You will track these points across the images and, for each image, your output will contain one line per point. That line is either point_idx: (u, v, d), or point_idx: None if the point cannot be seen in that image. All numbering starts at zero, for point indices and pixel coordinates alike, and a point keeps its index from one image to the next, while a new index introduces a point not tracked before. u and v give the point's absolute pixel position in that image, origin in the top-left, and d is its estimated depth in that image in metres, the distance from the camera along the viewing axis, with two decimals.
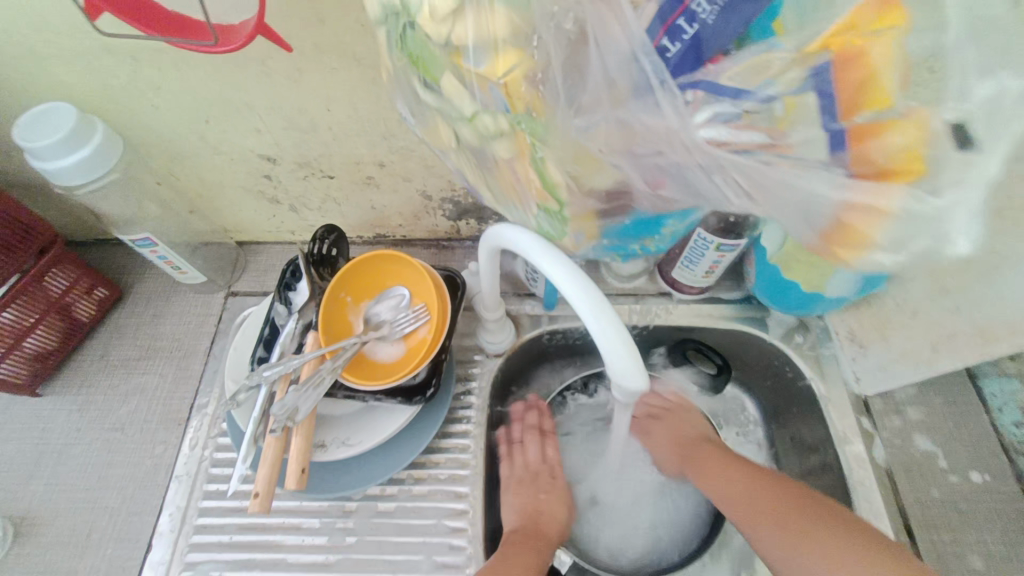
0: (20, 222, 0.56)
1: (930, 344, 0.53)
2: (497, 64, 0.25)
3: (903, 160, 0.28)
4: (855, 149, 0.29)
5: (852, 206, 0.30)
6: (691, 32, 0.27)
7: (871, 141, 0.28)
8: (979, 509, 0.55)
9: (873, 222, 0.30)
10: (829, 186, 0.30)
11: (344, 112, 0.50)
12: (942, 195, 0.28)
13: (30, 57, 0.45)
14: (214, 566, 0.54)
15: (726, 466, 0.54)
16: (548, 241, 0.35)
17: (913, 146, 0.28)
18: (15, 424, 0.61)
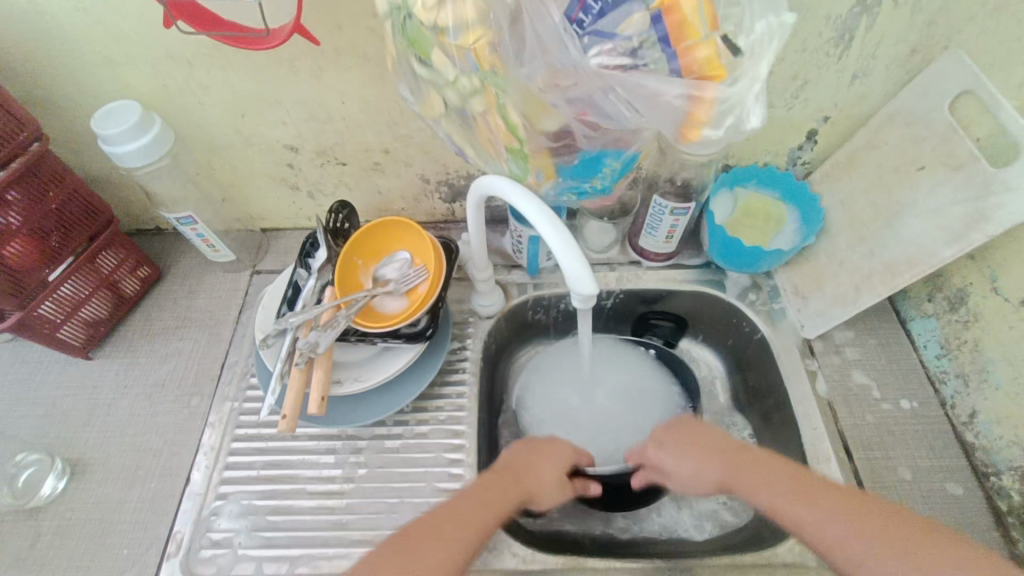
0: (84, 206, 0.65)
1: (855, 285, 0.63)
2: (469, 37, 0.34)
3: (714, 68, 0.33)
4: (683, 63, 0.33)
5: (691, 104, 0.34)
6: (596, 8, 0.33)
7: (693, 54, 0.33)
8: (907, 430, 0.63)
9: (706, 111, 0.35)
10: (675, 93, 0.34)
11: (356, 104, 0.61)
12: (737, 83, 0.34)
13: (106, 63, 0.56)
14: (244, 495, 0.62)
15: (767, 465, 0.53)
16: (518, 183, 0.45)
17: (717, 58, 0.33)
18: (71, 383, 0.70)
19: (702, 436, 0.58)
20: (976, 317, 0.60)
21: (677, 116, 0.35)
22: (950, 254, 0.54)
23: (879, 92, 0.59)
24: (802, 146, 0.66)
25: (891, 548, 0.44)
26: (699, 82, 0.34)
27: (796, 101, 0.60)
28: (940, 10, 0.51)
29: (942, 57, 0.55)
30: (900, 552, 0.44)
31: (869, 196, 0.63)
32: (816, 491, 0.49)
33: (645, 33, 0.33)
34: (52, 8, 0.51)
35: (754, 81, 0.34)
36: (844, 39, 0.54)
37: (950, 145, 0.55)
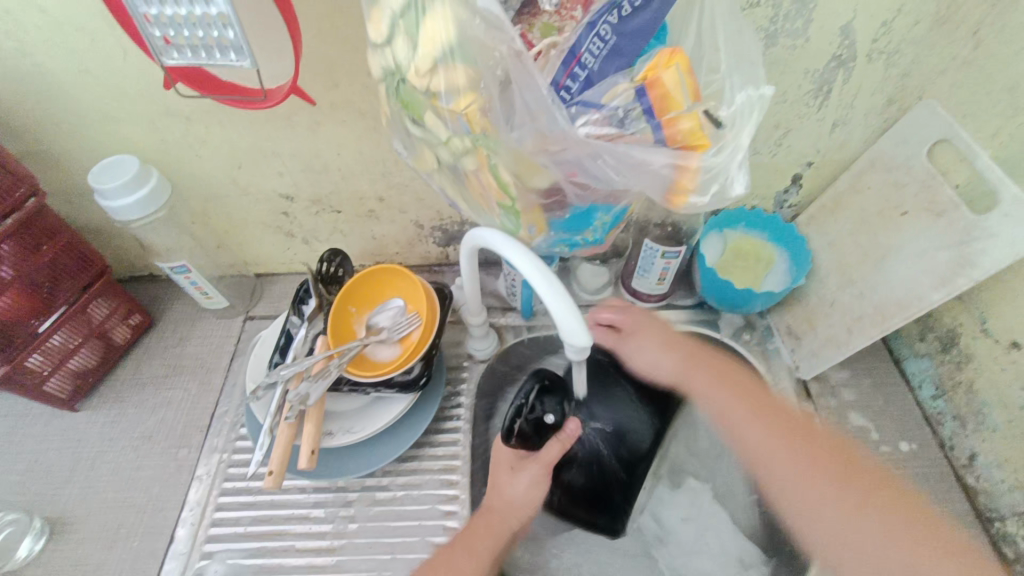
0: (79, 256, 0.65)
1: (847, 326, 0.63)
2: (461, 102, 0.35)
3: (697, 135, 0.34)
4: (668, 131, 0.34)
5: (677, 169, 0.35)
6: (583, 77, 0.35)
7: (677, 122, 0.34)
8: (909, 473, 0.62)
9: (692, 175, 0.35)
10: (661, 158, 0.35)
11: (351, 155, 0.62)
12: (720, 150, 0.35)
13: (106, 120, 0.57)
14: (230, 553, 0.60)
15: (724, 382, 0.60)
16: (511, 236, 0.46)
17: (700, 127, 0.34)
18: (55, 435, 0.68)
19: (672, 337, 0.64)
20: (968, 358, 0.61)
21: (662, 182, 0.36)
22: (938, 297, 0.55)
23: (859, 140, 0.61)
24: (788, 189, 0.68)
25: (829, 478, 0.53)
26: (683, 148, 0.34)
27: (780, 148, 0.62)
28: (912, 65, 0.54)
29: (917, 107, 0.57)
30: (836, 484, 0.53)
31: (856, 238, 0.64)
32: (758, 396, 0.60)
33: (630, 104, 0.35)
34: (55, 69, 0.53)
35: (736, 151, 0.35)
36: (822, 92, 0.56)
37: (930, 192, 0.57)
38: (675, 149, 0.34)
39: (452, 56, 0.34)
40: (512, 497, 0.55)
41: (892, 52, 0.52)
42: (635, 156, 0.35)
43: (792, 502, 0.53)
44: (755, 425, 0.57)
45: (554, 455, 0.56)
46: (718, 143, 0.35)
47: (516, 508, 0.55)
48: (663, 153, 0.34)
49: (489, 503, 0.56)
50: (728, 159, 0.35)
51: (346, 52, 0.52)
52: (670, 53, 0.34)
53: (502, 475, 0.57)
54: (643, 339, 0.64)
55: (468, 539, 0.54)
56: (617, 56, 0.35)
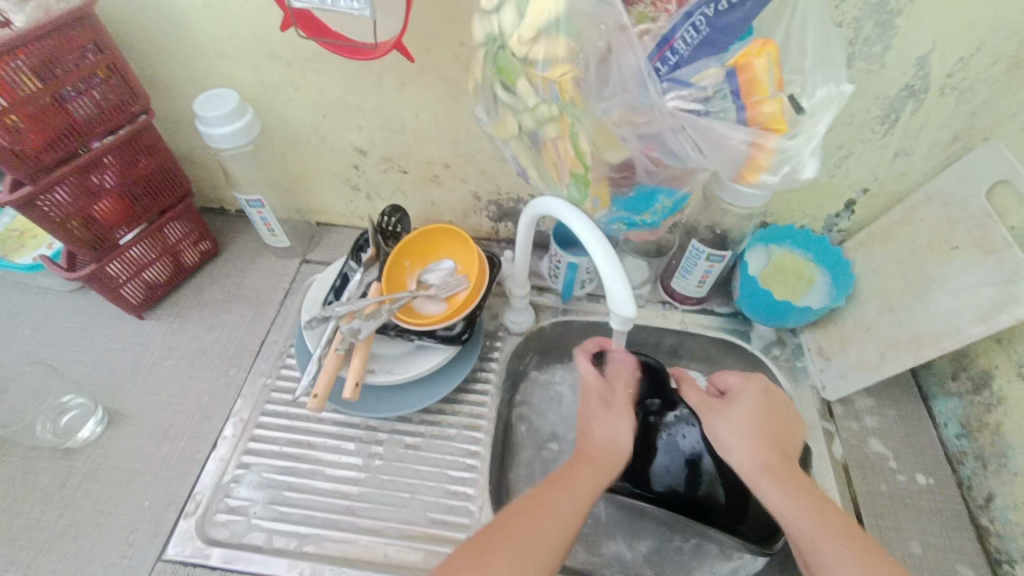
0: (171, 178, 0.71)
1: (880, 351, 0.65)
2: (556, 71, 0.39)
3: (777, 116, 0.37)
4: (753, 109, 0.37)
5: (757, 145, 0.38)
6: (676, 59, 0.38)
7: (762, 101, 0.37)
8: (921, 504, 0.63)
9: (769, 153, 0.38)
10: (738, 133, 0.38)
11: (429, 119, 0.66)
12: (796, 132, 0.38)
13: (217, 56, 0.63)
14: (265, 467, 0.65)
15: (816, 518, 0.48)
16: (574, 208, 0.49)
17: (781, 110, 0.37)
18: (121, 338, 0.75)
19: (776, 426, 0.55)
20: (999, 399, 0.61)
21: (740, 159, 0.39)
22: (977, 331, 0.56)
23: (920, 172, 0.63)
24: (840, 213, 0.69)
25: None
26: (764, 127, 0.38)
27: (838, 171, 0.64)
28: (984, 104, 0.55)
29: (982, 147, 0.58)
30: None
31: (901, 268, 0.65)
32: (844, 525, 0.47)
33: (719, 85, 0.38)
34: (185, 4, 0.58)
35: (809, 138, 0.38)
36: (889, 119, 0.57)
37: (985, 229, 0.58)
38: (759, 126, 0.37)
39: (557, 28, 0.37)
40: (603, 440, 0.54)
41: (966, 89, 0.54)
42: (714, 131, 0.38)
43: (800, 532, 0.48)
44: (775, 485, 0.50)
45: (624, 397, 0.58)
46: (793, 128, 0.38)
47: (610, 455, 0.53)
48: (744, 130, 0.38)
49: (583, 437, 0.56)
50: (802, 142, 0.38)
51: (446, 22, 0.56)
52: (762, 43, 0.37)
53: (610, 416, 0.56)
54: (775, 472, 0.51)
55: (572, 477, 0.50)
56: (709, 45, 0.37)
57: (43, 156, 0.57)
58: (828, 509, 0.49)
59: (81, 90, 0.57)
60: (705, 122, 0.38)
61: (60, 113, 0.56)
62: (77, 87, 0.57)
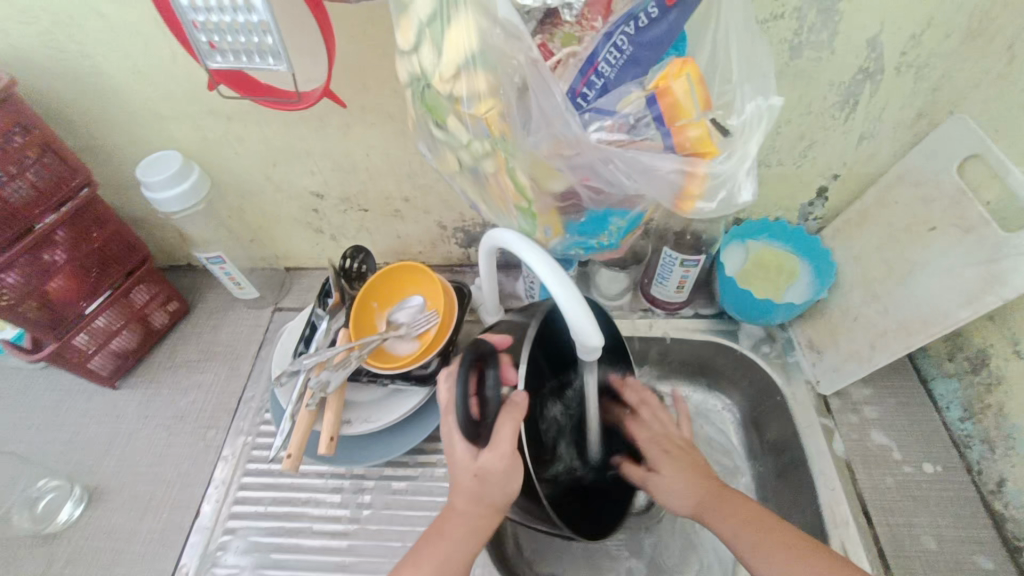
0: (126, 244, 0.69)
1: (870, 342, 0.62)
2: (481, 107, 0.37)
3: (702, 142, 0.35)
4: (677, 135, 0.35)
5: (686, 174, 0.36)
6: (599, 84, 0.36)
7: (685, 125, 0.35)
8: (930, 496, 0.60)
9: (700, 182, 0.36)
10: (666, 161, 0.36)
11: (379, 156, 0.65)
12: (725, 158, 0.36)
13: (156, 119, 0.61)
14: (251, 530, 0.63)
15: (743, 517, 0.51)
16: (527, 237, 0.47)
17: (707, 134, 0.35)
18: (95, 412, 0.73)
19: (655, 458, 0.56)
20: (999, 380, 0.58)
21: (672, 187, 0.37)
22: (965, 314, 0.53)
23: (889, 153, 0.60)
24: (814, 202, 0.67)
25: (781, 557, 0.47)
26: (690, 155, 0.35)
27: (805, 160, 0.62)
28: (944, 78, 0.53)
29: (948, 122, 0.56)
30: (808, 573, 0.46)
31: (881, 253, 0.63)
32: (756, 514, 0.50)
33: (642, 112, 0.36)
34: (113, 72, 0.57)
35: (743, 159, 0.36)
36: (849, 104, 0.55)
37: (961, 207, 0.56)
38: (685, 156, 0.35)
39: (475, 63, 0.35)
40: (500, 481, 0.44)
41: (923, 66, 0.52)
42: (642, 160, 0.36)
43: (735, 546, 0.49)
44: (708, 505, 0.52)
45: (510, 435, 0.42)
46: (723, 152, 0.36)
47: (502, 482, 0.44)
48: (672, 157, 0.36)
49: (479, 470, 0.44)
50: (735, 167, 0.36)
51: (380, 59, 0.54)
52: (681, 63, 0.35)
53: (504, 459, 0.43)
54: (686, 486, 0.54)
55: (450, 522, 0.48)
56: (634, 64, 0.35)
57: None
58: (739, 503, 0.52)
59: (14, 172, 0.55)
60: (632, 151, 0.36)
61: None
62: (10, 171, 0.55)
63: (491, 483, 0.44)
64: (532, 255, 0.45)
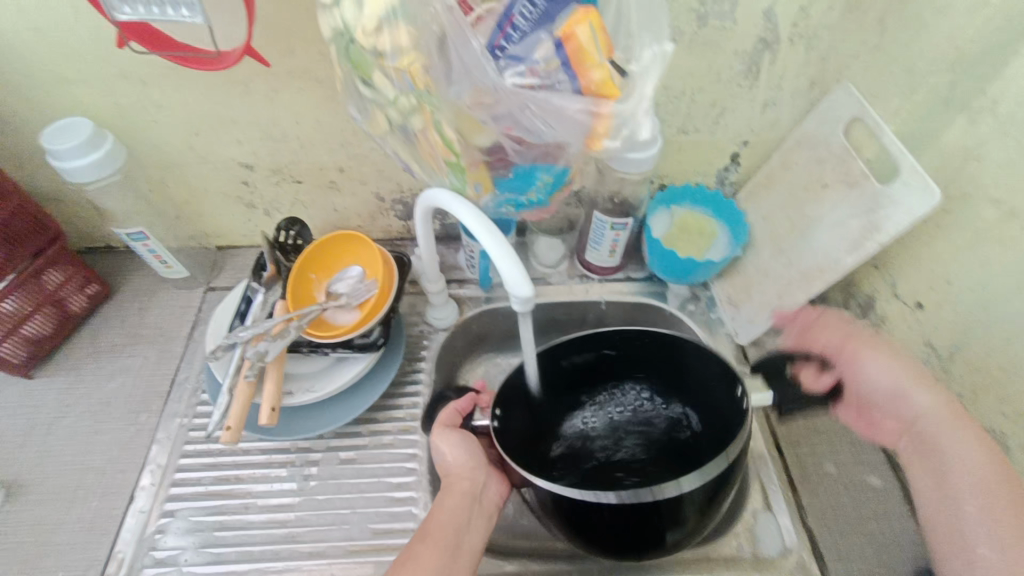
0: (33, 221, 0.65)
1: (778, 293, 0.69)
2: (404, 60, 0.38)
3: (607, 83, 0.38)
4: (584, 78, 0.38)
5: (594, 114, 0.39)
6: (512, 36, 0.38)
7: (590, 69, 0.38)
8: (832, 427, 0.68)
9: (607, 121, 0.40)
10: (575, 103, 0.39)
11: (310, 124, 0.64)
12: (627, 98, 0.40)
13: (62, 83, 0.58)
14: (190, 511, 0.61)
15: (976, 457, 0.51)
16: (460, 196, 0.48)
17: (610, 76, 0.38)
18: (9, 403, 0.68)
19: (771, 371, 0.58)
20: (883, 320, 0.66)
21: (581, 129, 0.40)
22: (850, 260, 0.60)
23: (789, 119, 0.67)
24: (728, 167, 0.73)
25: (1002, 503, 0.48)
26: (598, 96, 0.39)
27: (718, 127, 0.67)
28: (831, 48, 0.59)
29: (836, 89, 0.63)
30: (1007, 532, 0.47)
31: (785, 211, 0.69)
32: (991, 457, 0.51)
33: (550, 57, 0.38)
34: (8, 30, 0.53)
35: (642, 100, 0.40)
36: (752, 72, 0.61)
37: (847, 165, 0.62)
38: (593, 96, 0.39)
39: (396, 16, 0.36)
40: (458, 464, 0.56)
41: (812, 36, 0.57)
42: (554, 104, 0.39)
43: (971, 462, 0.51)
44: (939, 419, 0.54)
45: (449, 418, 0.60)
46: (626, 93, 0.40)
47: (469, 455, 0.57)
48: (582, 99, 0.39)
49: (447, 475, 0.56)
50: (636, 104, 0.40)
51: (305, 19, 0.54)
52: (583, 11, 0.37)
53: (433, 436, 0.59)
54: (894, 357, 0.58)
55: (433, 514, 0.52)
56: (546, 18, 0.38)
57: None
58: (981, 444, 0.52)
59: None
60: (545, 95, 0.38)
61: None
62: None
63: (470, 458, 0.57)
64: (473, 219, 0.47)
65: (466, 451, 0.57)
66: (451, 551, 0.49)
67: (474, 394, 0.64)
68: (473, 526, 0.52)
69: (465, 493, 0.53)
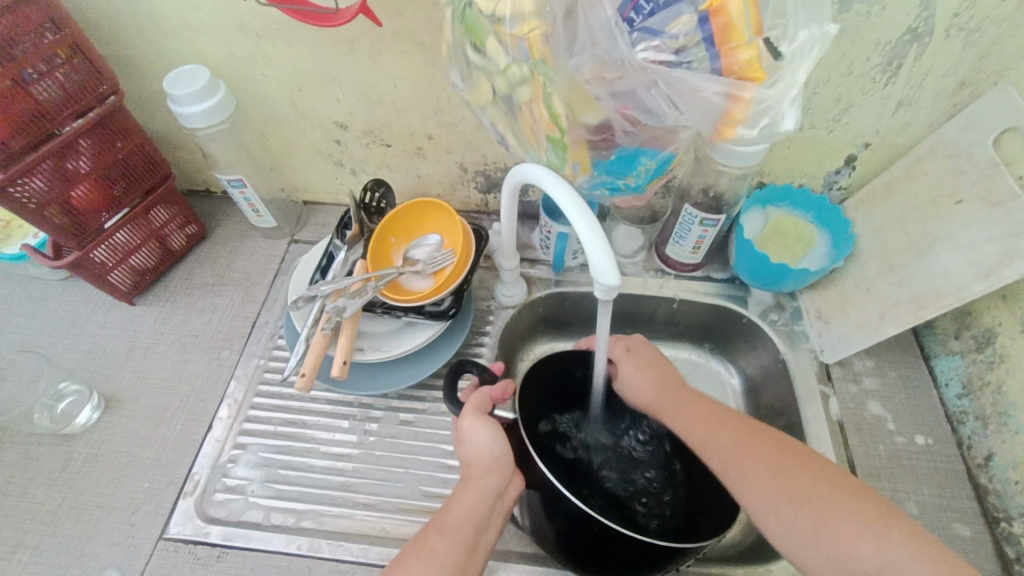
0: (148, 160, 0.69)
1: (879, 314, 0.63)
2: (524, 26, 0.37)
3: (752, 66, 0.35)
4: (726, 56, 0.35)
5: (733, 97, 0.36)
6: (648, 9, 0.36)
7: (736, 48, 0.35)
8: (919, 466, 0.62)
9: (745, 107, 0.36)
10: (711, 83, 0.35)
11: (407, 88, 0.64)
12: (773, 82, 0.36)
13: (185, 30, 0.61)
14: (261, 447, 0.65)
15: (802, 469, 0.47)
16: (555, 173, 0.46)
17: (756, 57, 0.35)
18: (113, 324, 0.75)
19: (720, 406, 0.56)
20: (1001, 358, 0.59)
21: (717, 113, 0.37)
22: (980, 289, 0.54)
23: (923, 123, 0.60)
24: (839, 170, 0.67)
25: (790, 511, 0.45)
26: (740, 78, 0.35)
27: (837, 125, 0.61)
28: (993, 45, 0.52)
29: (989, 93, 0.55)
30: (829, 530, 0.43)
31: (902, 225, 0.63)
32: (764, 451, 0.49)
33: (691, 32, 0.35)
34: None
35: (789, 86, 0.36)
36: (890, 66, 0.54)
37: (990, 181, 0.55)
38: (736, 78, 0.35)
39: None
40: (482, 455, 0.52)
41: (972, 30, 0.50)
42: (684, 84, 0.36)
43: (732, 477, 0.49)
44: (739, 435, 0.51)
45: (482, 404, 0.55)
46: (771, 78, 0.36)
47: (493, 456, 0.52)
48: (720, 79, 0.35)
49: (467, 464, 0.53)
50: (783, 91, 0.36)
51: None
52: None
53: (463, 420, 0.53)
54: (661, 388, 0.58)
55: (452, 500, 0.51)
56: None
57: (11, 143, 0.55)
58: (749, 441, 0.50)
59: (42, 71, 0.55)
60: (675, 74, 0.36)
61: (24, 97, 0.54)
62: (38, 68, 0.55)
63: (497, 459, 0.52)
64: (568, 201, 0.45)
65: (491, 442, 0.52)
66: (465, 549, 0.48)
67: (508, 384, 0.60)
68: (489, 524, 0.51)
69: (486, 492, 0.51)
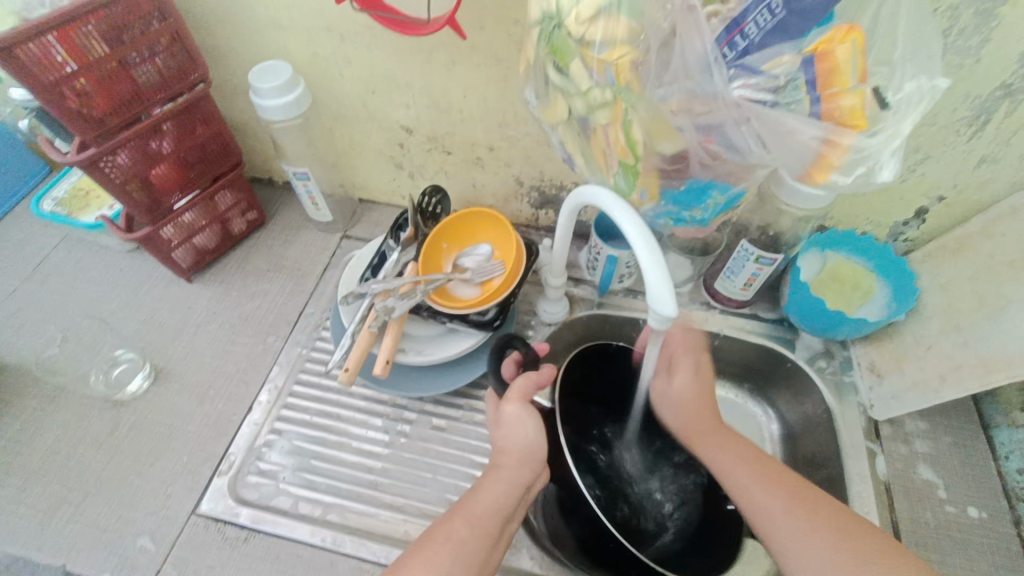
0: (222, 147, 0.73)
1: (940, 374, 0.59)
2: (613, 52, 0.38)
3: (854, 114, 0.35)
4: (827, 101, 0.35)
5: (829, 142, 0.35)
6: (742, 46, 0.36)
7: (837, 92, 0.35)
8: (971, 541, 0.59)
9: (841, 154, 0.36)
10: (806, 124, 0.35)
11: (476, 100, 0.65)
12: (877, 130, 0.35)
13: (274, 29, 0.64)
14: (296, 435, 0.67)
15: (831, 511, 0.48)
16: (621, 199, 0.46)
17: (859, 106, 0.35)
18: (171, 298, 0.78)
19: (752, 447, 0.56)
20: None
21: (808, 156, 0.37)
22: None
23: (1006, 181, 0.57)
24: (908, 222, 0.65)
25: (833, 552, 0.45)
26: (840, 124, 0.35)
27: (912, 175, 0.59)
28: None
29: None
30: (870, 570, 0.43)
31: (973, 285, 0.60)
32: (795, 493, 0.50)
33: (792, 73, 0.35)
34: None
35: (893, 137, 0.35)
36: (978, 120, 0.52)
37: None
38: (836, 123, 0.35)
39: (617, 9, 0.37)
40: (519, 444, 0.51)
41: None
42: (774, 123, 0.36)
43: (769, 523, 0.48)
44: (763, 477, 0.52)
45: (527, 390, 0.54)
46: (871, 127, 0.35)
47: (528, 448, 0.51)
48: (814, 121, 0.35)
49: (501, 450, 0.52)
50: (886, 141, 0.35)
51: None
52: (846, 29, 0.35)
53: (507, 406, 0.53)
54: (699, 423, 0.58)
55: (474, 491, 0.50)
56: (782, 31, 0.34)
57: (107, 120, 0.59)
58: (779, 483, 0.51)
59: (144, 56, 0.58)
60: (769, 113, 0.36)
61: (125, 78, 0.58)
62: (141, 54, 0.58)
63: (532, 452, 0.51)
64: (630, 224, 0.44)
65: (537, 434, 0.52)
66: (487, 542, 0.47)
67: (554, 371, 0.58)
68: (511, 520, 0.49)
69: (513, 484, 0.50)
